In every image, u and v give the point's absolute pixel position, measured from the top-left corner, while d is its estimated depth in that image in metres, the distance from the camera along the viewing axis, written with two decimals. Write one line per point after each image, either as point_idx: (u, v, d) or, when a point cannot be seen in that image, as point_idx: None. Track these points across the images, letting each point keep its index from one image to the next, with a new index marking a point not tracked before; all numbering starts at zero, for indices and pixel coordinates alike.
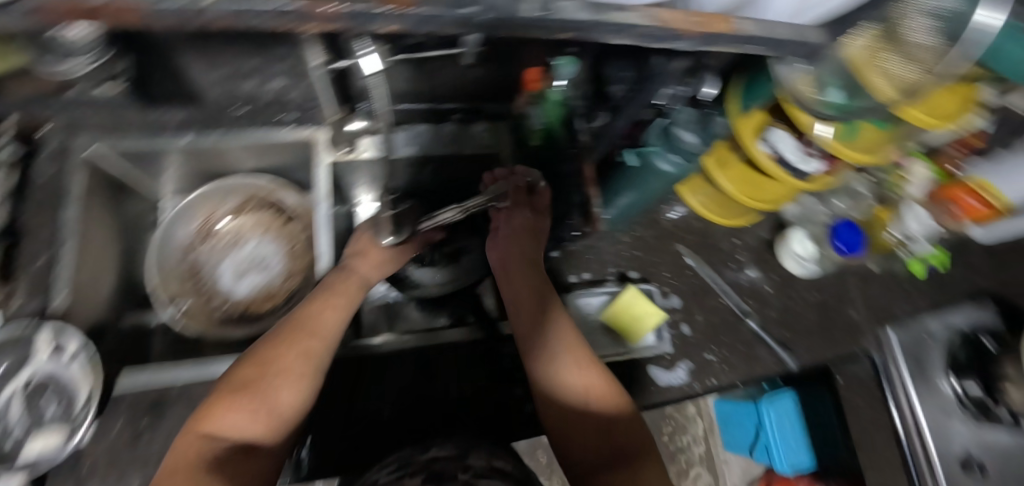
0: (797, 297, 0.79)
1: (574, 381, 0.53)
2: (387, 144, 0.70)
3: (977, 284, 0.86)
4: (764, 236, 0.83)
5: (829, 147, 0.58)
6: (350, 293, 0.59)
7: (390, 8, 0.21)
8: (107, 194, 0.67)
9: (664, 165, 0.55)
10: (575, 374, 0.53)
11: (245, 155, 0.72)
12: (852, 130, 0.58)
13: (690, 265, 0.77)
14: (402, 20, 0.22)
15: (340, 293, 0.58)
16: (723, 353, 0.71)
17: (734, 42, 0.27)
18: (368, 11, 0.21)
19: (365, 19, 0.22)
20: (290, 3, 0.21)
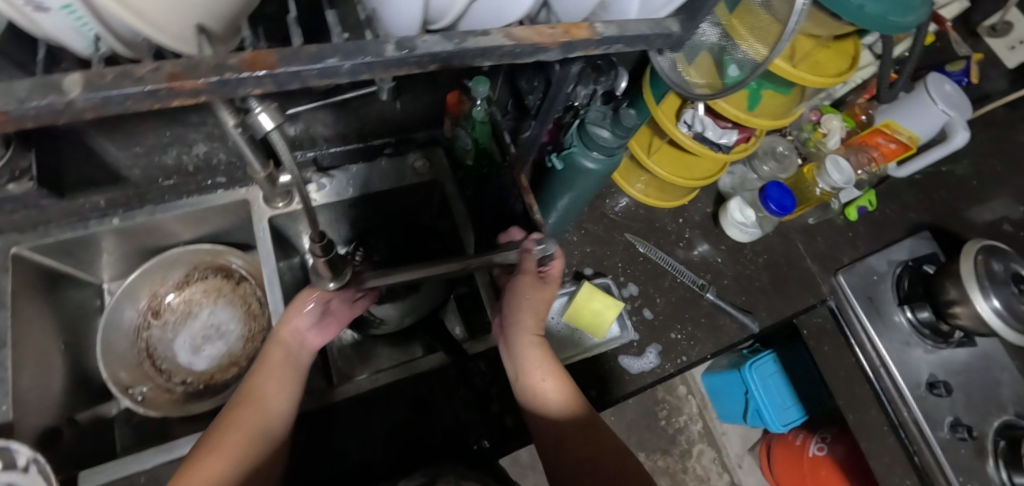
0: (746, 263, 0.83)
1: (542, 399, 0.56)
2: (324, 189, 0.69)
3: (905, 218, 0.92)
4: (706, 211, 0.86)
5: (740, 118, 0.62)
6: (289, 359, 0.55)
7: (256, 72, 0.22)
8: (42, 290, 0.64)
9: (588, 163, 0.57)
10: (544, 387, 0.56)
11: (183, 225, 0.71)
12: (754, 100, 0.62)
13: (642, 252, 0.79)
14: (271, 81, 0.22)
15: (273, 364, 0.54)
16: (688, 330, 0.74)
17: (596, 47, 0.29)
18: (235, 79, 0.21)
19: (233, 86, 0.22)
20: (157, 83, 0.21)
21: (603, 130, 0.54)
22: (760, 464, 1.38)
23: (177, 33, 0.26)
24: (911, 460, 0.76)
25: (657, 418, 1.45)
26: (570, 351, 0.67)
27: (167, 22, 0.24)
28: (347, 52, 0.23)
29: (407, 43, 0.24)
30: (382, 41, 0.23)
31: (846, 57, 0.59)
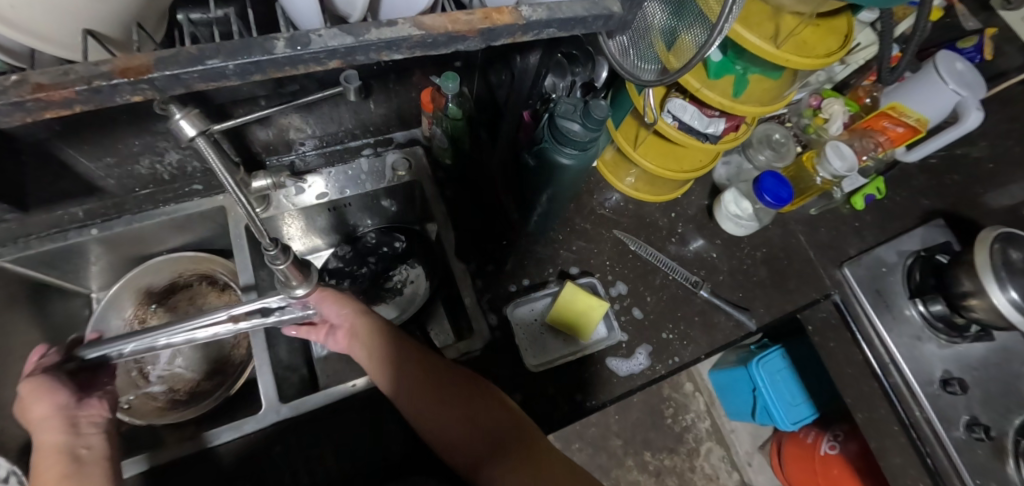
0: (743, 258, 0.79)
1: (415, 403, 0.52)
2: (301, 194, 0.68)
3: (917, 204, 0.87)
4: (701, 204, 0.83)
5: (725, 107, 0.58)
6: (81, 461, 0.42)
7: (131, 78, 0.21)
8: (29, 301, 0.65)
9: (563, 159, 0.54)
10: (411, 395, 0.52)
11: (164, 233, 0.71)
12: (741, 86, 0.58)
13: (632, 249, 0.76)
14: (148, 86, 0.22)
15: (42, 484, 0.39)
16: (680, 329, 0.71)
17: (522, 34, 0.27)
18: (106, 86, 0.21)
19: (107, 94, 0.21)
20: (20, 96, 0.20)
21: (574, 124, 0.51)
22: (772, 463, 1.33)
23: (62, 39, 0.28)
24: (923, 462, 0.72)
25: (663, 416, 1.42)
26: (553, 354, 0.65)
27: (55, 34, 0.27)
28: (230, 53, 0.22)
29: (299, 40, 0.22)
30: (270, 38, 0.22)
31: (838, 35, 0.55)
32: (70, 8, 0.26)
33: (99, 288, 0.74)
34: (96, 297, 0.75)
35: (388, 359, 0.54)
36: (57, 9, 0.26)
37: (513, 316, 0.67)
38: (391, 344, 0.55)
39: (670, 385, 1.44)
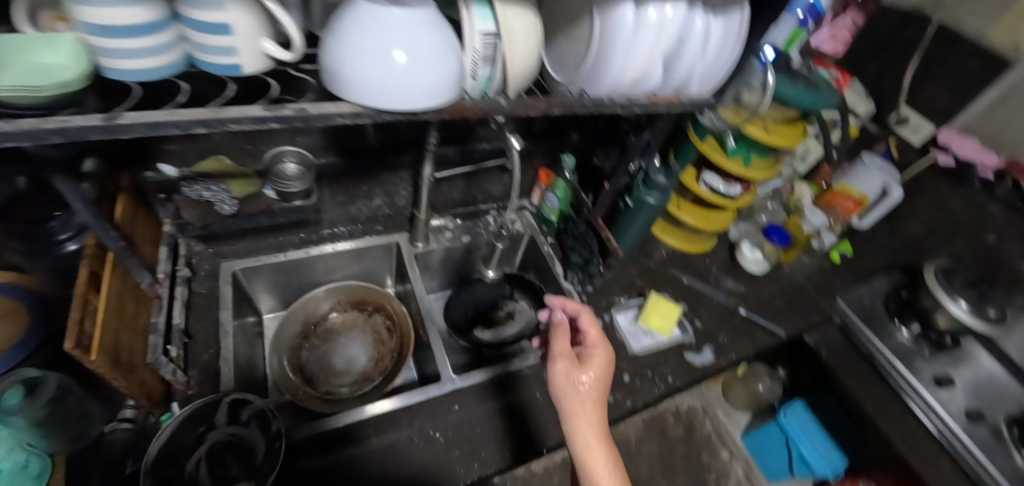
0: (763, 290, 1.05)
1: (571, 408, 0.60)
2: (453, 238, 0.92)
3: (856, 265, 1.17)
4: (724, 255, 1.10)
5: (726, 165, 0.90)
6: None
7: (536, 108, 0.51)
8: (239, 307, 0.80)
9: (649, 198, 0.85)
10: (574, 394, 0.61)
11: (341, 263, 0.91)
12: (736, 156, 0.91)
13: (684, 280, 1.02)
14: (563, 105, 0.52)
15: None
16: (731, 335, 0.94)
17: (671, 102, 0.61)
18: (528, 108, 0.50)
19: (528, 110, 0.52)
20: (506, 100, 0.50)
21: (658, 176, 0.83)
22: None
23: (514, 85, 0.51)
24: (943, 449, 0.84)
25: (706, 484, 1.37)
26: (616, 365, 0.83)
27: (514, 81, 0.50)
28: (568, 108, 0.53)
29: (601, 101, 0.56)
30: (590, 101, 0.56)
31: (791, 140, 0.89)
32: (521, 62, 0.49)
33: (268, 310, 0.91)
34: (265, 319, 0.91)
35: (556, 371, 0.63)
36: (518, 59, 0.49)
37: (614, 322, 0.90)
38: (572, 370, 0.63)
39: (702, 437, 1.42)
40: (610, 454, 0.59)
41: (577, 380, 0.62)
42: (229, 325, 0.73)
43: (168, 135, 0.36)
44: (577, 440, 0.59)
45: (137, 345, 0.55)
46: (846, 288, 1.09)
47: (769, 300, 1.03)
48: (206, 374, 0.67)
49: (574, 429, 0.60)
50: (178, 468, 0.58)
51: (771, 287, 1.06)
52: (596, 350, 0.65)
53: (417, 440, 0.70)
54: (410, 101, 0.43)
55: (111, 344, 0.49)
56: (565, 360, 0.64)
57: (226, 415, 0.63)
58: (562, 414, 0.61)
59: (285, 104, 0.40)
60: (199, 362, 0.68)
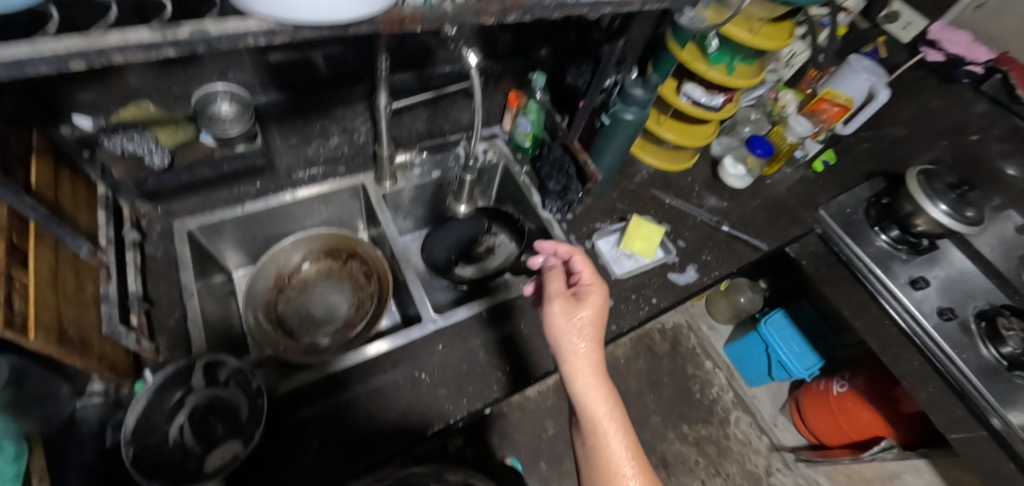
0: (746, 206, 1.03)
1: (569, 345, 0.60)
2: (422, 174, 0.88)
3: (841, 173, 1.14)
4: (707, 172, 1.06)
5: (708, 74, 0.84)
6: None
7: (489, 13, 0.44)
8: (203, 265, 0.76)
9: (627, 115, 0.80)
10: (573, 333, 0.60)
11: (305, 211, 0.86)
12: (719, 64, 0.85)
13: (667, 201, 0.99)
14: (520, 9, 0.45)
15: None
16: (715, 253, 0.93)
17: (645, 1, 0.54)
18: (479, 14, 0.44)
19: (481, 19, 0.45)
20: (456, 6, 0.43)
21: (637, 89, 0.78)
22: (794, 421, 1.41)
23: None
24: (916, 345, 0.87)
25: (691, 392, 1.45)
26: None
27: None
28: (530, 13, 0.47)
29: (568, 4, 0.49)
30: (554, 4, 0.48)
31: (777, 40, 0.82)
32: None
33: (237, 266, 0.87)
34: (236, 275, 0.87)
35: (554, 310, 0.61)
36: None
37: (596, 248, 0.88)
38: (571, 303, 0.62)
39: (686, 350, 1.51)
40: (608, 390, 0.60)
41: (575, 318, 0.60)
42: (193, 285, 0.69)
43: (39, 75, 0.30)
44: (573, 379, 0.60)
45: (88, 318, 0.52)
46: (830, 197, 1.07)
47: (752, 215, 1.01)
48: (176, 339, 0.64)
49: (572, 368, 0.59)
50: (159, 433, 0.57)
51: (754, 202, 1.04)
52: (592, 292, 0.62)
53: (403, 382, 0.69)
54: (340, 13, 0.35)
55: (53, 323, 0.45)
56: (563, 297, 0.62)
57: (203, 376, 0.61)
58: (559, 353, 0.60)
59: (179, 23, 0.33)
60: (167, 326, 0.65)
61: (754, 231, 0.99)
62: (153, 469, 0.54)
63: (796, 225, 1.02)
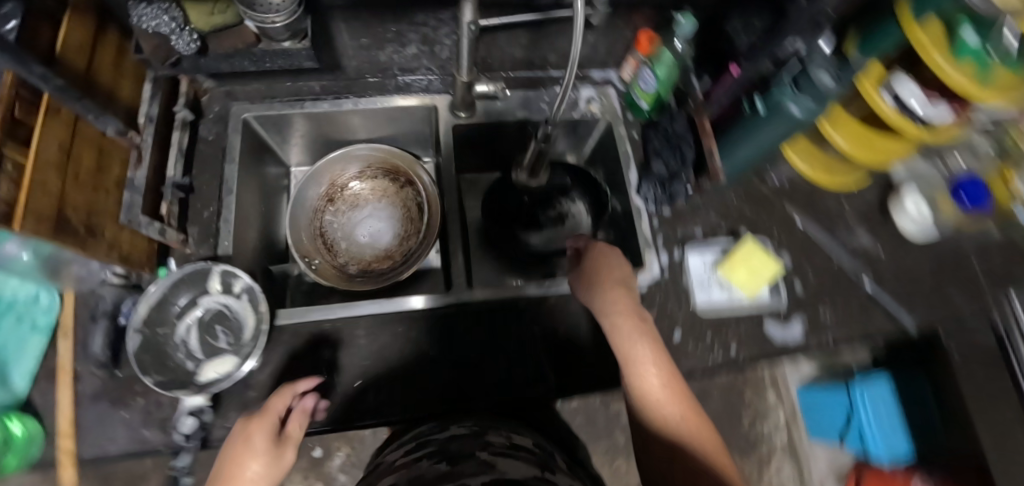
0: (912, 261, 0.76)
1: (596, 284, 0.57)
2: (504, 112, 0.73)
3: None
4: (873, 200, 0.79)
5: (945, 71, 0.55)
6: None
7: None
8: (255, 158, 0.72)
9: (794, 108, 0.56)
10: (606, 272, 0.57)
11: (370, 122, 0.76)
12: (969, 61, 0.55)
13: (799, 226, 0.75)
14: None
15: None
16: (838, 313, 0.70)
17: None
18: None
19: None
20: None
21: (825, 75, 0.53)
22: None
23: None
24: None
25: None
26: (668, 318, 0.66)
27: None
28: None
29: None
30: None
31: None
32: None
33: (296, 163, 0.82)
34: (294, 172, 0.82)
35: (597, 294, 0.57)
36: None
37: (684, 262, 0.70)
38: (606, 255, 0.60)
39: None
40: (649, 333, 0.54)
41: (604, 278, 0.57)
42: (233, 180, 0.64)
43: None
44: (624, 352, 0.53)
45: (103, 205, 0.49)
46: None
47: (914, 276, 0.74)
48: (204, 235, 0.61)
49: (603, 306, 0.55)
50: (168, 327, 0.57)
51: (926, 259, 0.76)
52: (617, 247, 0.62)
53: (410, 355, 0.60)
54: None
55: (48, 210, 0.42)
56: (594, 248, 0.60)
57: (220, 283, 0.58)
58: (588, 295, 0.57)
59: None
60: (200, 218, 0.62)
61: (909, 298, 0.73)
62: (153, 362, 0.55)
63: None
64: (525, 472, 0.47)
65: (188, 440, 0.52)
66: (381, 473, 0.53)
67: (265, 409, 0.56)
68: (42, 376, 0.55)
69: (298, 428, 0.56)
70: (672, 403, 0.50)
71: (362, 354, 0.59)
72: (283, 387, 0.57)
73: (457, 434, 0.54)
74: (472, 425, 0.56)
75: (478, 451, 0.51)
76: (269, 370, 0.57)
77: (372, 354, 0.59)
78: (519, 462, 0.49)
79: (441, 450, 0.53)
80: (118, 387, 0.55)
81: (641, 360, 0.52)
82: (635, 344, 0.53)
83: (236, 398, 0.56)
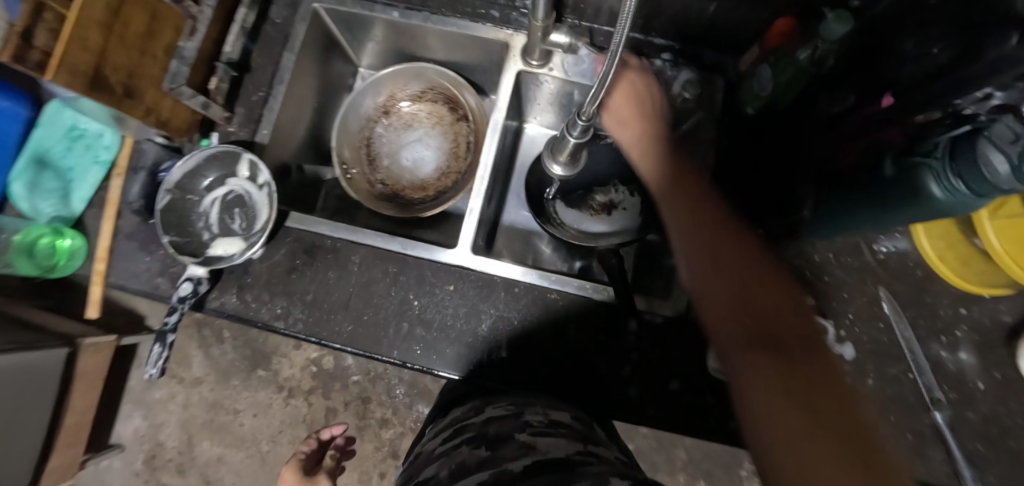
0: (1016, 410, 0.60)
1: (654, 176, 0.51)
2: (581, 73, 0.63)
3: None
4: (1003, 320, 0.61)
5: None
6: None
7: None
8: (320, 52, 0.70)
9: (934, 187, 0.41)
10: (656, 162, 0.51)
11: (440, 43, 0.70)
12: None
13: (886, 317, 0.60)
14: None
15: None
16: (883, 433, 0.58)
17: None
18: None
19: None
20: None
21: (1001, 160, 0.36)
22: None
23: None
24: None
25: None
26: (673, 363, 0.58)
27: None
28: None
29: None
30: None
31: None
32: None
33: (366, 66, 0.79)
34: (361, 73, 0.80)
35: (680, 197, 0.45)
36: None
37: None
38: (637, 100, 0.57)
39: None
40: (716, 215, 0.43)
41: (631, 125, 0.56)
42: (287, 69, 0.64)
43: None
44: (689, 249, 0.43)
45: (146, 68, 0.53)
46: None
47: (1005, 428, 0.59)
48: (248, 118, 0.62)
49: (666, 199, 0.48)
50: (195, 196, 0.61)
51: None
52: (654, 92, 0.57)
53: (392, 298, 0.59)
54: None
55: (85, 66, 0.46)
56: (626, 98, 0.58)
57: (248, 171, 0.61)
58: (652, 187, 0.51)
59: None
60: (247, 100, 0.63)
61: (986, 451, 0.58)
62: (175, 223, 0.59)
63: None
64: (567, 450, 0.42)
65: (181, 302, 0.57)
66: (420, 464, 0.49)
67: (255, 299, 0.59)
68: (95, 203, 0.62)
69: (276, 327, 0.59)
70: (767, 291, 0.37)
71: (352, 281, 0.60)
72: (274, 285, 0.60)
73: (492, 417, 0.50)
74: (509, 406, 0.51)
75: (517, 432, 0.46)
76: (267, 266, 0.60)
77: (361, 285, 0.59)
78: (558, 441, 0.44)
79: (477, 436, 0.48)
80: (147, 234, 0.61)
81: (737, 263, 0.39)
82: (735, 244, 0.40)
83: (234, 280, 0.60)
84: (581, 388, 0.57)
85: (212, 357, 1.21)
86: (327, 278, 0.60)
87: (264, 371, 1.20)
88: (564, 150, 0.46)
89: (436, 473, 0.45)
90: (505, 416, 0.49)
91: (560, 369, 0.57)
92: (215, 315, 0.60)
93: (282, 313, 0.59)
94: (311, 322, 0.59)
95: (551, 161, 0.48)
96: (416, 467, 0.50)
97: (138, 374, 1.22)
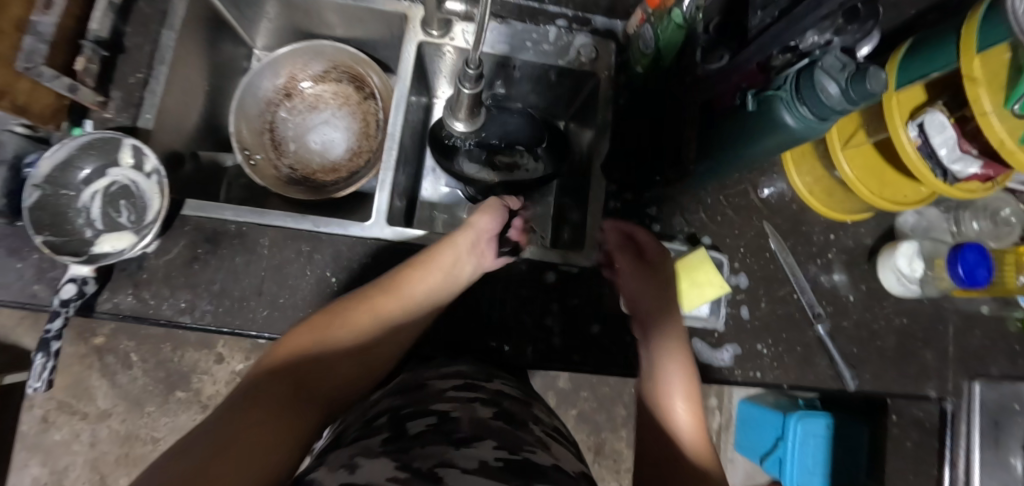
0: (878, 315, 0.70)
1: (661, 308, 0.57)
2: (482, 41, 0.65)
3: None
4: (863, 241, 0.71)
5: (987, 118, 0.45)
6: None
7: None
8: (207, 31, 0.66)
9: (787, 115, 0.47)
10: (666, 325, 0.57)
11: (338, 19, 0.69)
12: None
13: (772, 248, 0.68)
14: None
15: None
16: (778, 349, 0.65)
17: None
18: None
19: None
20: None
21: (832, 85, 0.42)
22: None
23: None
24: None
25: None
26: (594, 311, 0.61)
27: None
28: None
29: None
30: None
31: None
32: None
33: (262, 47, 0.76)
34: (257, 55, 0.76)
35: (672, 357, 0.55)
36: None
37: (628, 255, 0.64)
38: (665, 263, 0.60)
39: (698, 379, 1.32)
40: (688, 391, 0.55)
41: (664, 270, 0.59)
42: (168, 48, 0.59)
43: None
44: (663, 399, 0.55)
45: None
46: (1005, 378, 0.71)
47: (871, 331, 0.69)
48: (127, 102, 0.57)
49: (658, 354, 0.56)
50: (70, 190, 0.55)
51: (892, 317, 0.70)
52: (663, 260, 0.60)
53: (309, 277, 0.57)
54: None
55: None
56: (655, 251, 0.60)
57: (133, 158, 0.56)
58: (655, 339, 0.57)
59: None
60: (124, 83, 0.58)
61: (859, 353, 0.68)
62: (48, 221, 0.53)
63: (923, 382, 0.69)
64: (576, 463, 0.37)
65: (64, 306, 0.51)
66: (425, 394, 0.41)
67: (154, 295, 0.55)
68: None
69: (181, 322, 0.55)
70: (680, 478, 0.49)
71: (263, 266, 0.57)
72: (174, 278, 0.56)
73: (503, 391, 0.45)
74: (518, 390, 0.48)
75: (530, 423, 0.40)
76: (165, 259, 0.56)
77: (273, 269, 0.57)
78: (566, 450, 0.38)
79: (490, 400, 0.42)
80: (16, 237, 0.54)
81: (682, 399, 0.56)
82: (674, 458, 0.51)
83: (127, 277, 0.55)
84: (510, 344, 0.59)
85: (119, 386, 1.09)
86: (234, 266, 0.57)
87: (182, 392, 1.10)
88: (463, 105, 0.48)
89: (451, 412, 0.37)
90: (517, 399, 0.44)
91: (497, 333, 0.59)
92: (108, 317, 0.54)
93: (186, 307, 0.55)
94: (222, 313, 0.55)
95: (452, 119, 0.50)
96: (416, 395, 0.41)
97: (30, 416, 1.08)
